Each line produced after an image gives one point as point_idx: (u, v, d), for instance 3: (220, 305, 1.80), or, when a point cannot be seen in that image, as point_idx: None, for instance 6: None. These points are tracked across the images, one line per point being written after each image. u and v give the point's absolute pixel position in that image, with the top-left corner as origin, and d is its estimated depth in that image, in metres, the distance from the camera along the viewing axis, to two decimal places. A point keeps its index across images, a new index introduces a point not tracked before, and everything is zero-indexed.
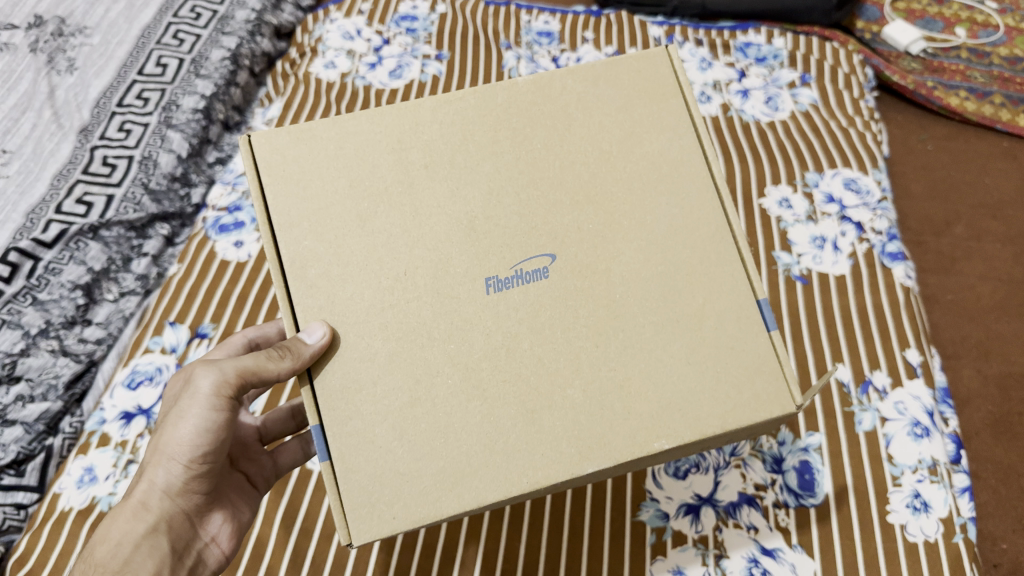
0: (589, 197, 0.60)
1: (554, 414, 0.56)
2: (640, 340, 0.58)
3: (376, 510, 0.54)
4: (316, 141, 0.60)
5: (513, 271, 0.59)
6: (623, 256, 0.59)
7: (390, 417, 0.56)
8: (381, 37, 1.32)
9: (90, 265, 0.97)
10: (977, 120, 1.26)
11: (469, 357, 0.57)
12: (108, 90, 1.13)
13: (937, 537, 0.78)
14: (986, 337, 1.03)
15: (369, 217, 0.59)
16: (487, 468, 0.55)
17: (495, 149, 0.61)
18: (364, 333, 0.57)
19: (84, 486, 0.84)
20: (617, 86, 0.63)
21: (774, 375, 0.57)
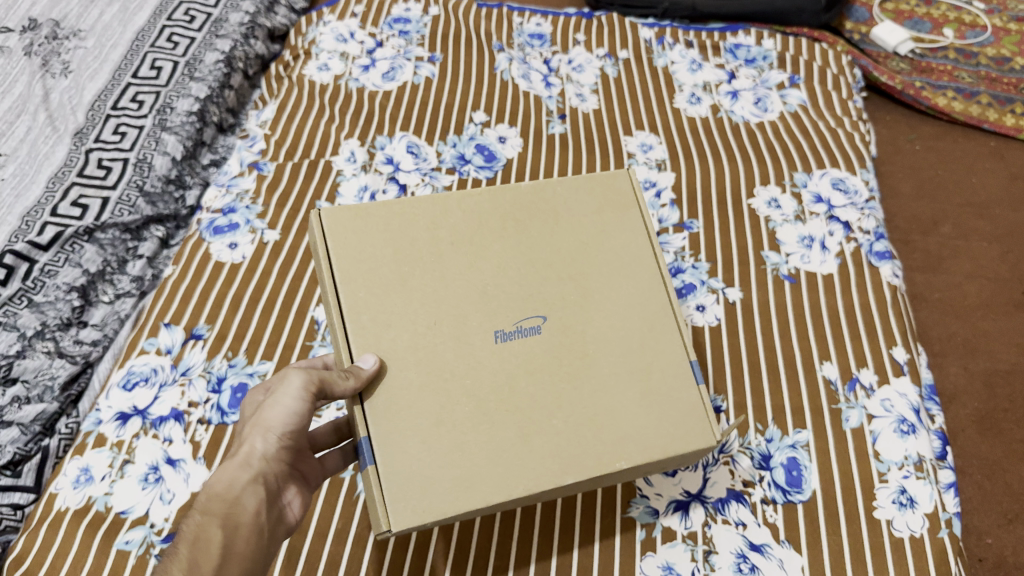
0: (571, 275, 0.67)
1: (547, 437, 0.60)
2: (611, 384, 0.64)
3: (411, 503, 0.57)
4: (371, 219, 0.65)
5: (513, 327, 0.64)
6: (597, 321, 0.66)
7: (421, 430, 0.59)
8: (374, 40, 1.33)
9: (86, 267, 0.99)
10: (965, 120, 1.28)
11: (480, 390, 0.61)
12: (103, 93, 1.15)
13: (922, 532, 0.79)
14: (973, 335, 1.05)
15: (408, 278, 0.63)
16: (495, 474, 0.58)
17: (504, 231, 0.67)
18: (401, 365, 0.61)
19: (81, 486, 0.82)
20: (593, 194, 0.71)
21: (707, 417, 0.64)
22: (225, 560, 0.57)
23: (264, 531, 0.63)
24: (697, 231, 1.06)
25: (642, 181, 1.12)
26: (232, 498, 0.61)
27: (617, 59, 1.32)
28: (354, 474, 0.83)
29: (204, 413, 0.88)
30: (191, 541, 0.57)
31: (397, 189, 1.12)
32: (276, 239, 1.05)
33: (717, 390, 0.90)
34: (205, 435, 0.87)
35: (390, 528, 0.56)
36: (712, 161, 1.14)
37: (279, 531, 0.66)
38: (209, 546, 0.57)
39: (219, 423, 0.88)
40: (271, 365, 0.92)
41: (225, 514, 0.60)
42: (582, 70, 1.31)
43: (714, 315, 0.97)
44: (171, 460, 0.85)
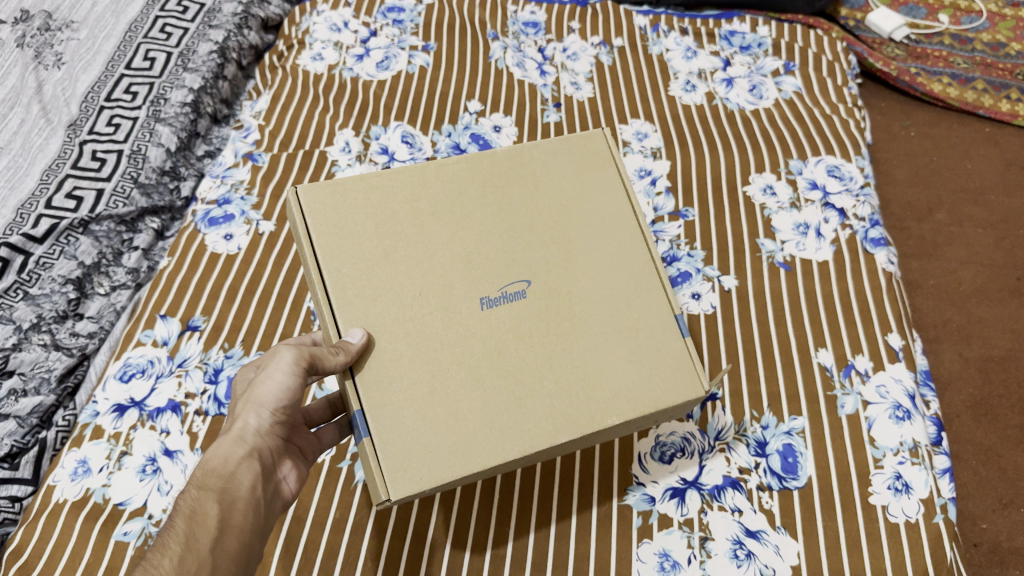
0: (554, 239, 0.68)
1: (539, 399, 0.61)
2: (598, 344, 0.65)
3: (411, 472, 0.58)
4: (349, 194, 0.65)
5: (499, 292, 0.64)
6: (580, 281, 0.67)
7: (415, 401, 0.60)
8: (368, 29, 1.32)
9: (81, 260, 1.00)
10: (960, 106, 1.29)
11: (470, 355, 0.62)
12: (96, 85, 1.16)
13: (917, 518, 0.80)
14: (967, 322, 1.05)
15: (391, 252, 0.64)
16: (488, 440, 0.60)
17: (483, 201, 0.68)
18: (388, 338, 0.61)
19: (78, 478, 0.82)
20: (570, 158, 0.72)
21: (690, 368, 0.66)
22: (224, 531, 0.58)
23: (260, 505, 0.64)
24: (693, 219, 1.06)
25: (638, 170, 1.12)
26: (228, 473, 0.62)
27: (612, 47, 1.32)
28: (352, 462, 0.84)
29: (201, 404, 0.88)
30: (188, 515, 0.58)
31: None
32: (272, 230, 1.04)
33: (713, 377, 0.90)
34: (203, 426, 0.86)
35: (390, 497, 0.57)
36: (707, 149, 1.14)
37: (274, 506, 0.67)
38: (206, 521, 0.58)
39: (217, 415, 0.87)
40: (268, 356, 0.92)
41: (221, 489, 0.61)
42: (577, 57, 1.30)
43: (709, 303, 0.97)
44: (168, 451, 0.84)
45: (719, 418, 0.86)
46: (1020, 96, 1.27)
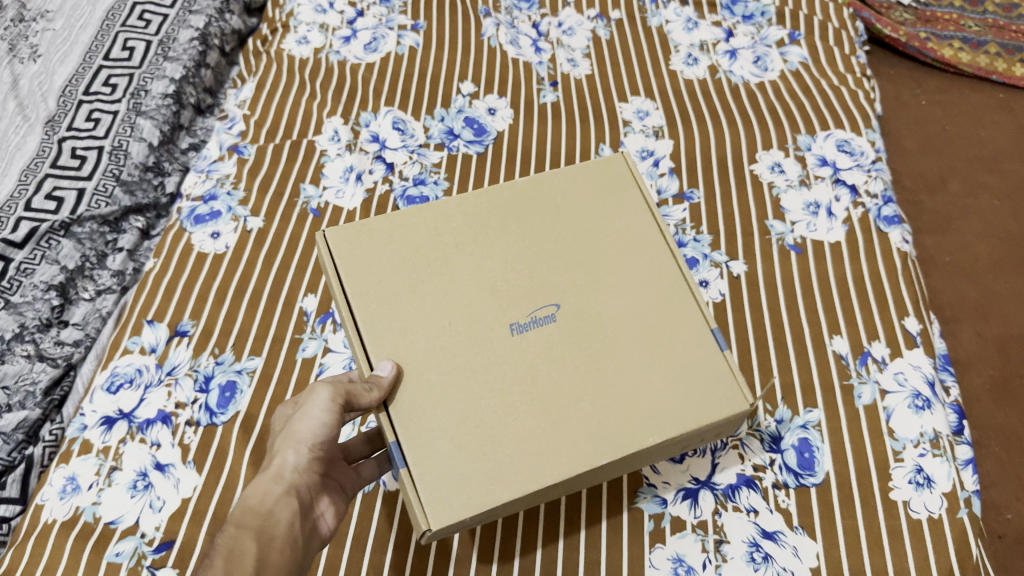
0: (580, 261, 0.67)
1: (573, 422, 0.60)
2: (629, 362, 0.63)
3: (450, 499, 0.57)
4: (376, 234, 0.67)
5: (528, 317, 0.64)
6: (609, 302, 0.66)
7: (451, 431, 0.60)
8: (354, 9, 1.27)
9: (64, 264, 0.96)
10: (973, 71, 1.24)
11: (503, 383, 0.62)
12: (74, 78, 1.12)
13: (940, 513, 0.76)
14: (985, 298, 1.00)
15: (419, 285, 0.65)
16: (526, 467, 0.59)
17: (505, 229, 0.69)
18: (420, 370, 0.62)
19: (67, 497, 0.79)
20: (590, 183, 0.72)
21: (729, 381, 0.62)
22: (260, 569, 0.58)
23: (297, 544, 0.63)
24: (698, 202, 1.02)
25: (640, 152, 1.08)
26: (266, 511, 0.62)
27: (609, 20, 1.27)
28: None
29: (192, 415, 0.84)
30: (226, 555, 0.57)
31: (385, 167, 1.07)
32: (260, 227, 1.00)
33: None
34: (194, 438, 0.83)
35: (431, 527, 0.56)
36: (711, 127, 1.09)
37: (313, 542, 0.67)
38: (243, 560, 0.57)
39: (209, 425, 0.83)
40: (260, 362, 0.88)
41: (259, 527, 0.60)
42: (573, 32, 1.25)
43: (718, 291, 0.93)
44: (160, 465, 0.81)
45: None
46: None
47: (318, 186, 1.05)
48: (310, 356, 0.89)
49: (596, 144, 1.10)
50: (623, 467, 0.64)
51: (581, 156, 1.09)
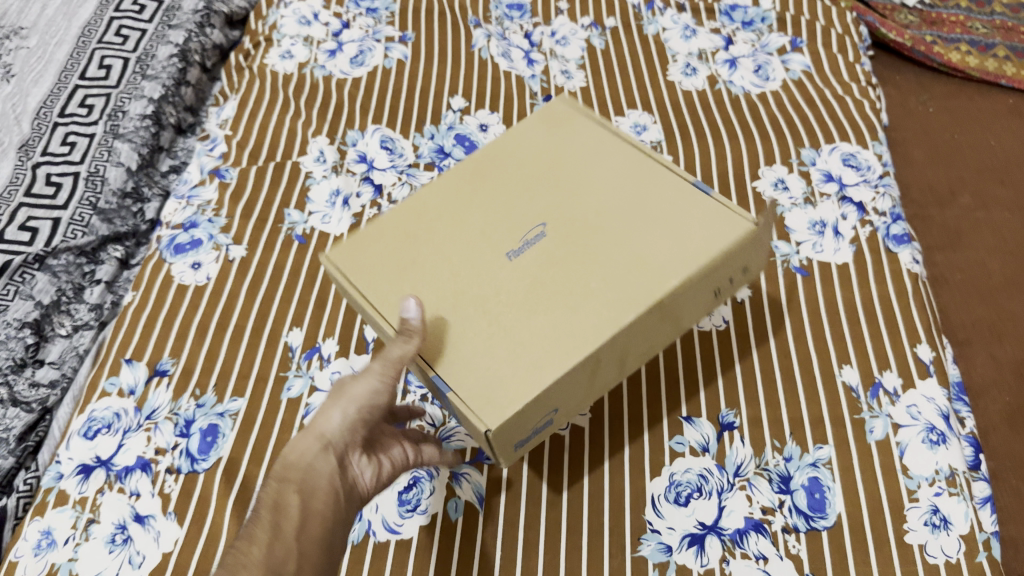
0: (556, 187, 0.71)
1: (594, 295, 0.62)
2: (625, 237, 0.66)
3: (503, 396, 0.58)
4: (367, 238, 0.72)
5: (520, 242, 0.68)
6: (594, 204, 0.69)
7: (483, 345, 0.62)
8: (340, 20, 1.23)
9: (39, 299, 0.92)
10: (980, 76, 1.20)
11: (512, 293, 0.65)
12: (48, 99, 1.08)
13: (958, 557, 0.73)
14: (998, 319, 0.96)
15: (416, 257, 0.70)
16: (566, 342, 0.60)
17: (483, 190, 0.74)
18: (435, 310, 0.65)
19: (42, 552, 0.75)
20: (538, 132, 0.78)
21: (722, 211, 0.65)
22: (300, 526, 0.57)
23: (339, 499, 0.62)
24: None
25: None
26: (308, 463, 0.61)
27: (604, 29, 1.23)
28: None
29: (172, 461, 0.80)
30: (270, 507, 0.58)
31: (373, 190, 1.03)
32: (242, 255, 0.96)
33: (729, 405, 0.83)
34: (174, 486, 0.79)
35: (493, 428, 0.57)
36: (712, 142, 1.05)
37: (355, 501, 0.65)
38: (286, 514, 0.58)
39: (190, 472, 0.80)
40: (243, 403, 0.84)
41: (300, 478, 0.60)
42: (566, 42, 1.21)
43: (722, 318, 0.89)
44: (139, 516, 0.77)
45: (738, 451, 0.79)
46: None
47: (303, 211, 1.01)
48: (296, 396, 0.85)
49: None
50: (665, 328, 0.64)
51: None
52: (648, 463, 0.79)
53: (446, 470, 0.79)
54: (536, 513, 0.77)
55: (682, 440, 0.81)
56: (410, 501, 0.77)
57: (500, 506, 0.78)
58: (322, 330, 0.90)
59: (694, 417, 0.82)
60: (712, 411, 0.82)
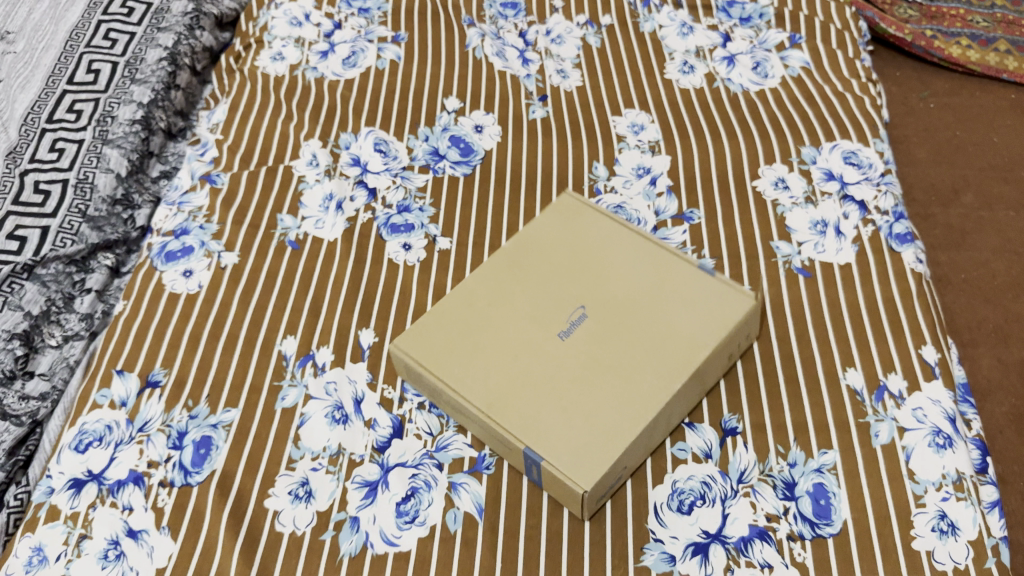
0: (585, 264, 0.86)
1: (647, 380, 0.76)
2: (652, 308, 0.82)
3: (588, 460, 0.72)
4: (432, 334, 0.82)
5: (568, 324, 0.81)
6: (622, 283, 0.84)
7: (561, 416, 0.75)
8: (332, 21, 1.21)
9: (28, 310, 0.91)
10: (982, 70, 1.19)
11: (574, 373, 0.78)
12: (36, 105, 1.06)
13: (967, 564, 0.72)
14: (1004, 321, 0.95)
15: (481, 349, 0.80)
16: (629, 416, 0.74)
17: (533, 290, 0.85)
18: (513, 395, 0.77)
19: (33, 570, 0.74)
20: (555, 214, 0.92)
21: (717, 279, 0.83)
22: None
23: None
24: (699, 222, 0.96)
25: (636, 169, 1.02)
26: None
27: (599, 26, 1.21)
28: (337, 534, 0.75)
29: (166, 474, 0.79)
30: None
31: (367, 193, 1.01)
32: (235, 263, 0.94)
33: (732, 410, 0.81)
34: (168, 500, 0.77)
35: (586, 489, 0.70)
36: (711, 142, 1.04)
37: None
38: None
39: (183, 485, 0.78)
40: (237, 413, 0.82)
41: None
42: (561, 40, 1.20)
43: None
44: (132, 531, 0.76)
45: (741, 457, 0.78)
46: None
47: (296, 216, 0.99)
48: (291, 406, 0.83)
49: (589, 160, 1.04)
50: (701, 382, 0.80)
51: (573, 173, 1.03)
52: (650, 470, 0.78)
53: (444, 480, 0.78)
54: (537, 524, 0.75)
55: (684, 446, 0.79)
56: (409, 512, 0.76)
57: (499, 516, 0.76)
58: (317, 338, 0.88)
59: (695, 423, 0.81)
60: (714, 416, 0.81)
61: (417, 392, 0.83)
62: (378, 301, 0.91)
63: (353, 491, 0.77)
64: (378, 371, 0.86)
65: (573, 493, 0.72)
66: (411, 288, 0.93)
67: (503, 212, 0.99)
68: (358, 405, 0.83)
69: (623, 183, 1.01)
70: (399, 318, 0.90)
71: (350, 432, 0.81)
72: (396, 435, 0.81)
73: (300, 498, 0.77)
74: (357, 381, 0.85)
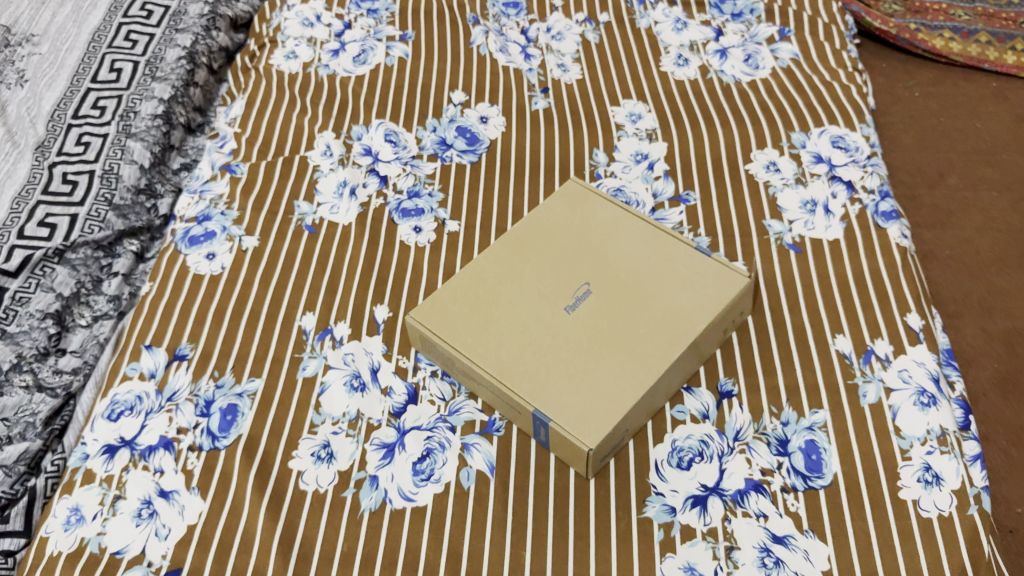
0: (589, 245, 0.91)
1: (649, 350, 0.81)
2: (653, 285, 0.86)
3: (593, 421, 0.76)
4: (445, 304, 0.86)
5: (573, 299, 0.86)
6: (625, 263, 0.89)
7: (567, 381, 0.79)
8: (342, 21, 1.27)
9: (59, 291, 0.95)
10: (964, 60, 1.26)
11: (579, 342, 0.82)
12: (62, 102, 1.12)
13: (951, 511, 0.76)
14: (988, 294, 1.00)
15: (491, 319, 0.85)
16: (631, 382, 0.78)
17: (540, 267, 0.89)
18: (521, 362, 0.81)
19: (72, 528, 0.78)
20: (562, 200, 0.96)
21: (715, 261, 0.88)
22: None
23: None
24: (695, 204, 1.01)
25: (634, 155, 1.07)
26: None
27: (598, 24, 1.27)
28: (357, 491, 0.80)
29: (194, 439, 0.83)
30: None
31: (379, 180, 1.07)
32: (255, 246, 0.99)
33: (727, 374, 0.86)
34: (197, 463, 0.82)
35: (590, 446, 0.75)
36: (704, 130, 1.09)
37: None
38: None
39: (212, 449, 0.83)
40: (261, 383, 0.87)
41: None
42: (561, 37, 1.25)
43: None
44: (164, 492, 0.80)
45: (737, 417, 0.83)
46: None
47: (312, 203, 1.04)
48: (311, 375, 0.88)
49: (590, 148, 1.09)
50: (697, 356, 0.84)
51: (575, 160, 1.08)
52: (651, 430, 0.83)
53: (457, 442, 0.83)
54: (545, 481, 0.80)
55: (683, 408, 0.84)
56: (426, 470, 0.81)
57: (510, 473, 0.81)
58: (334, 314, 0.93)
59: (694, 387, 0.85)
60: (711, 380, 0.86)
61: (429, 361, 0.88)
62: (391, 280, 0.96)
63: (372, 452, 0.82)
64: (393, 343, 0.91)
65: (578, 451, 0.76)
66: (422, 267, 0.97)
67: (508, 198, 1.04)
68: (374, 374, 0.88)
69: (622, 169, 1.06)
70: (412, 294, 0.95)
71: (368, 399, 0.86)
72: (411, 401, 0.86)
73: (322, 459, 0.82)
74: (373, 352, 0.90)
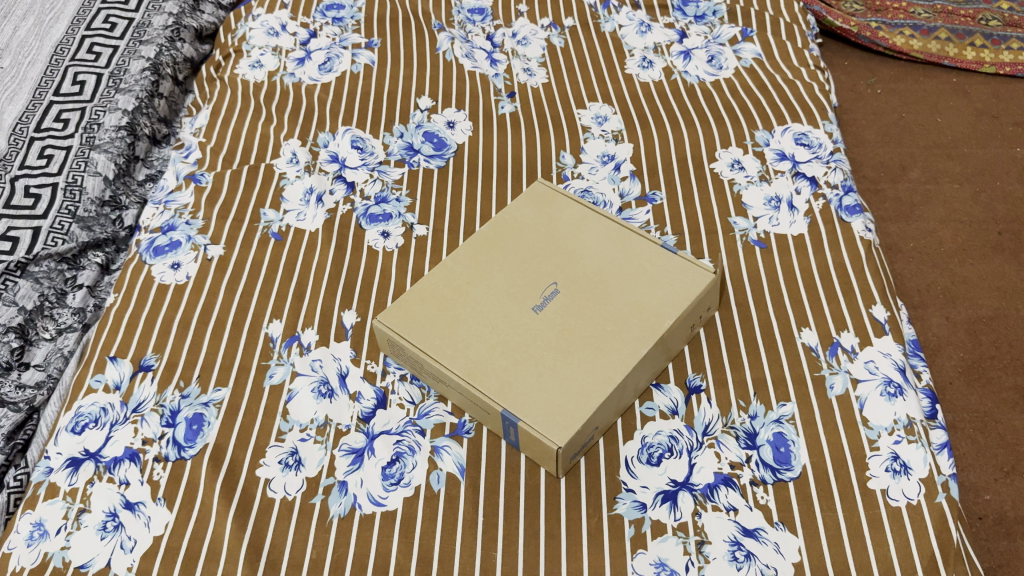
0: (556, 245, 0.91)
1: (617, 346, 0.81)
2: (620, 283, 0.86)
3: (562, 420, 0.76)
4: (412, 306, 0.86)
5: (540, 298, 0.86)
6: (592, 261, 0.89)
7: (535, 379, 0.79)
8: (307, 30, 1.27)
9: (22, 305, 0.95)
10: (924, 58, 1.32)
11: (547, 341, 0.82)
12: (24, 116, 1.10)
13: (919, 499, 0.76)
14: (952, 283, 1.05)
15: (458, 320, 0.84)
16: (599, 379, 0.78)
17: (507, 267, 0.89)
18: (489, 361, 0.81)
19: (35, 542, 0.77)
20: (529, 201, 0.96)
21: (681, 258, 0.88)
22: None
23: None
24: (661, 203, 1.01)
25: (600, 156, 1.08)
26: None
27: (563, 28, 1.28)
28: (326, 497, 0.79)
29: (160, 450, 0.82)
30: None
31: (345, 187, 1.06)
32: (221, 254, 0.99)
33: (695, 369, 0.86)
34: (163, 473, 0.81)
35: (559, 444, 0.75)
36: (668, 130, 1.10)
37: None
38: None
39: (178, 459, 0.82)
40: (228, 392, 0.87)
41: None
42: (527, 42, 1.26)
43: None
44: (129, 503, 0.79)
45: (705, 412, 0.83)
46: (1020, 45, 1.30)
47: (278, 210, 1.04)
48: (278, 382, 0.87)
49: (556, 150, 1.09)
50: (665, 352, 0.84)
51: (542, 162, 1.08)
52: (620, 428, 0.82)
53: (427, 445, 0.82)
54: (516, 480, 0.80)
55: (652, 405, 0.84)
56: (395, 474, 0.80)
57: (479, 474, 0.80)
58: (302, 320, 0.93)
59: (662, 383, 0.85)
60: (680, 376, 0.86)
61: (398, 365, 0.88)
62: (359, 285, 0.96)
63: (340, 458, 0.81)
64: (361, 348, 0.90)
65: (548, 450, 0.76)
66: (390, 271, 0.97)
67: (476, 201, 1.04)
68: (343, 379, 0.87)
69: (589, 170, 1.06)
70: (380, 298, 0.95)
71: (336, 404, 0.85)
72: (380, 405, 0.85)
73: (290, 467, 0.81)
74: (341, 358, 0.89)
